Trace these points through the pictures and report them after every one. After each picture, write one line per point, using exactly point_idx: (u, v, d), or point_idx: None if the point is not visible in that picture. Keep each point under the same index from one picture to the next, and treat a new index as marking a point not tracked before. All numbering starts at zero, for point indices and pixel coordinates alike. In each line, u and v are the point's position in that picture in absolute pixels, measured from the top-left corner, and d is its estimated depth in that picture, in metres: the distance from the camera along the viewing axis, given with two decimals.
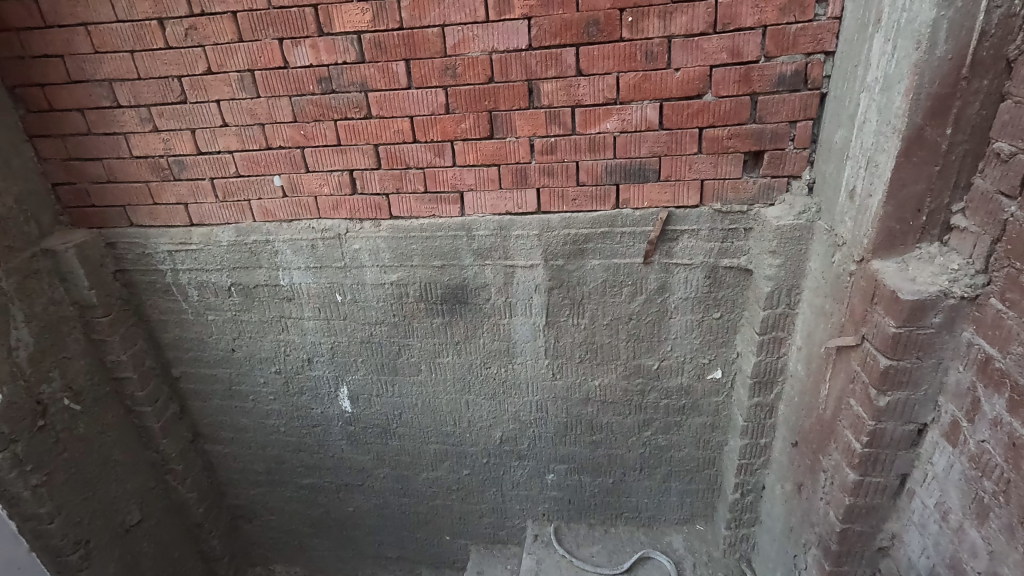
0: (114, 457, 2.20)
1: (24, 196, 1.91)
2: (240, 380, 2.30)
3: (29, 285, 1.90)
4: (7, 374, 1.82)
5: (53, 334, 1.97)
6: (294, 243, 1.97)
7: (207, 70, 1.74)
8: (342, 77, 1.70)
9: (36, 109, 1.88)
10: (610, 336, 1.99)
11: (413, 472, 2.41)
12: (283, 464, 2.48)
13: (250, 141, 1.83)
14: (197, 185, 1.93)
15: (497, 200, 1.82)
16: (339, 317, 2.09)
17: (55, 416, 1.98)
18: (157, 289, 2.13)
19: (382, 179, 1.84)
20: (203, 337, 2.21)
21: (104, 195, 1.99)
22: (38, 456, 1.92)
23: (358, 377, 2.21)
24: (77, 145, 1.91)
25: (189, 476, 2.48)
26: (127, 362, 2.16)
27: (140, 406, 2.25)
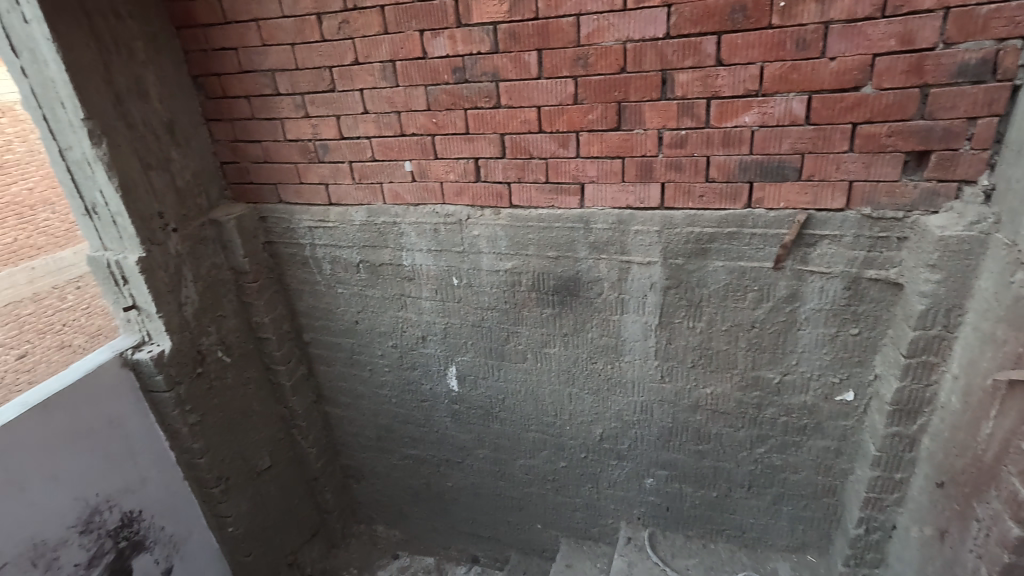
0: (252, 407, 2.48)
1: (200, 171, 2.19)
2: (361, 350, 2.47)
3: (198, 250, 2.18)
4: (178, 325, 2.12)
5: (213, 294, 2.25)
6: (419, 226, 2.07)
7: (355, 61, 1.87)
8: (476, 67, 1.75)
9: (213, 96, 2.14)
10: (727, 343, 1.88)
11: (510, 457, 2.46)
12: (392, 433, 2.65)
13: (386, 127, 1.95)
14: (337, 168, 2.09)
15: (619, 193, 1.79)
16: (454, 300, 2.18)
17: (211, 366, 2.26)
18: (297, 261, 2.35)
19: (505, 168, 1.88)
20: (332, 308, 2.41)
21: (260, 173, 2.22)
22: (195, 399, 2.21)
23: (467, 359, 2.29)
24: (242, 128, 2.15)
25: (311, 432, 2.73)
26: (268, 324, 2.41)
27: (276, 365, 2.51)
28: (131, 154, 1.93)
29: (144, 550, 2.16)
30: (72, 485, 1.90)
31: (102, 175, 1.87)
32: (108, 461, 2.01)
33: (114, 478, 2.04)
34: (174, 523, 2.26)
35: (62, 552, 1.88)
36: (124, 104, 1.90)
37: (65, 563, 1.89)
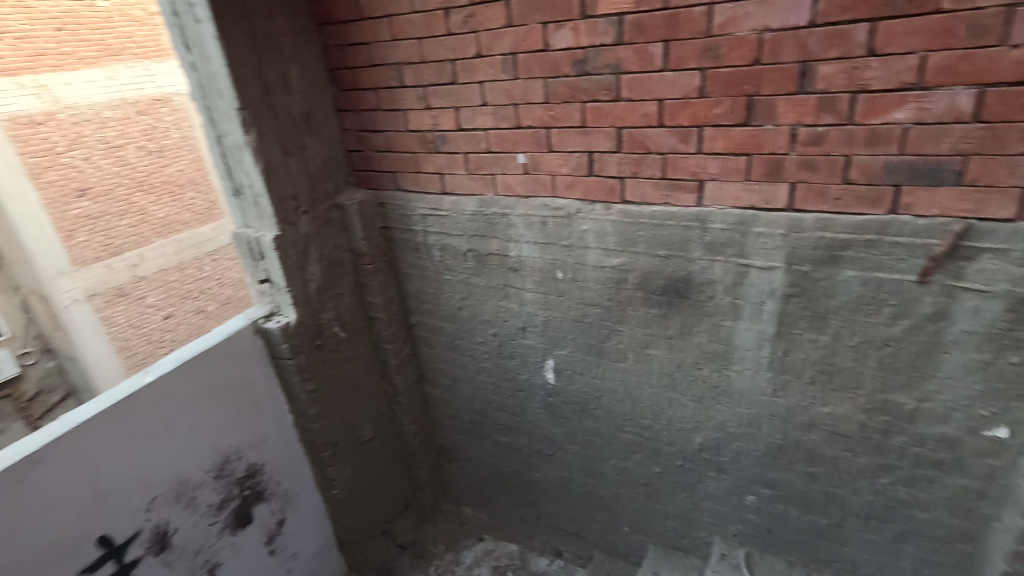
0: (360, 381, 2.65)
1: (330, 158, 2.36)
2: (462, 335, 2.55)
3: (324, 231, 2.36)
4: (303, 299, 2.30)
5: (334, 273, 2.43)
6: (528, 218, 2.09)
7: (477, 54, 1.91)
8: (597, 59, 1.73)
9: (345, 88, 2.29)
10: (854, 360, 1.72)
11: (602, 456, 2.44)
12: (486, 418, 2.72)
13: (503, 119, 1.98)
14: (453, 158, 2.15)
15: (742, 192, 1.68)
16: (557, 293, 2.17)
17: (328, 339, 2.45)
18: (409, 247, 2.46)
19: (621, 162, 1.84)
20: (438, 293, 2.50)
21: (381, 161, 2.35)
22: (313, 368, 2.40)
23: (565, 353, 2.29)
24: (369, 118, 2.29)
25: (411, 410, 2.87)
26: (380, 305, 2.56)
27: (384, 343, 2.67)
28: (273, 141, 2.12)
29: (265, 500, 2.39)
30: (211, 435, 2.14)
31: (249, 159, 2.07)
32: (240, 417, 2.24)
33: (244, 432, 2.27)
34: (289, 479, 2.48)
35: (200, 493, 2.13)
36: (271, 95, 2.09)
37: (201, 503, 2.14)
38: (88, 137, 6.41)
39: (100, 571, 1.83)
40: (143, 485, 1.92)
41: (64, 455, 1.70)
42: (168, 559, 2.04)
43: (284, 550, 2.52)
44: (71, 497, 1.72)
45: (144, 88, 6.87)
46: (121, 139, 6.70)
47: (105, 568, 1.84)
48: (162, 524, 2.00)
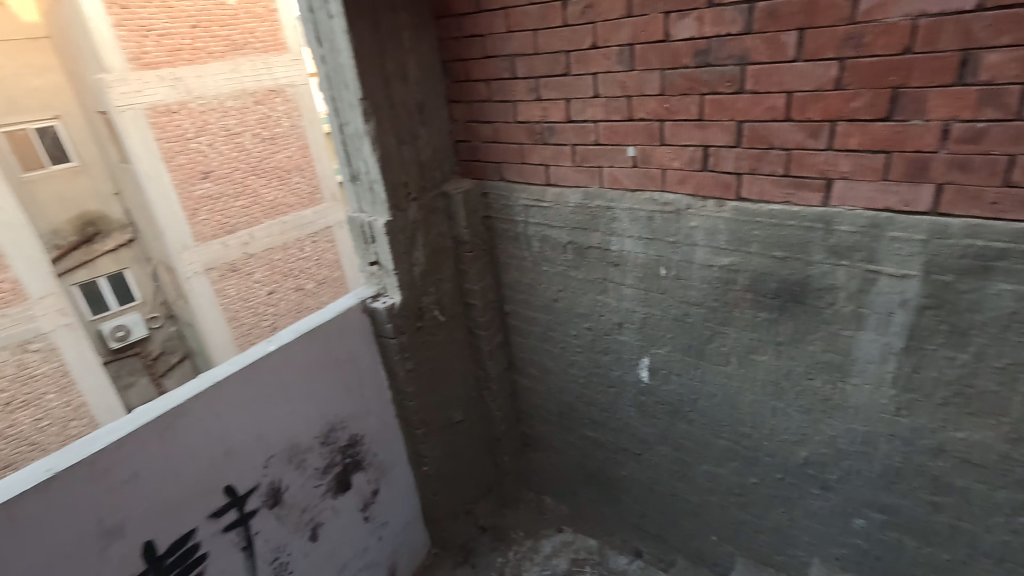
0: (454, 364, 2.74)
1: (439, 148, 2.44)
2: (556, 327, 2.56)
3: (430, 218, 2.45)
4: (407, 283, 2.42)
5: (437, 259, 2.53)
6: (634, 213, 2.05)
7: (593, 45, 1.90)
8: (722, 49, 1.66)
9: (457, 80, 2.35)
10: (999, 383, 1.55)
11: (693, 460, 2.37)
12: (574, 411, 2.72)
13: (614, 112, 1.95)
14: (559, 150, 2.15)
15: (876, 193, 1.56)
16: (659, 290, 2.13)
17: (428, 322, 2.56)
18: (509, 237, 2.49)
19: (739, 157, 1.76)
20: (534, 284, 2.53)
21: (488, 151, 2.39)
22: (413, 349, 2.52)
23: (663, 353, 2.24)
24: (479, 109, 2.34)
25: (500, 396, 2.93)
26: (477, 292, 2.64)
27: (479, 330, 2.74)
28: (390, 130, 2.22)
29: (363, 469, 2.56)
30: (321, 403, 2.31)
31: (367, 148, 2.20)
32: (346, 388, 2.40)
33: (349, 403, 2.43)
34: (383, 450, 2.64)
35: (309, 456, 2.30)
36: (390, 86, 2.19)
37: (310, 466, 2.31)
38: (212, 125, 7.03)
39: (224, 517, 2.02)
40: (263, 443, 2.11)
41: (201, 409, 1.89)
42: (279, 513, 2.23)
43: (377, 517, 2.68)
44: (204, 447, 1.92)
45: (262, 80, 7.40)
46: (240, 127, 7.30)
47: (228, 514, 2.03)
48: (276, 480, 2.19)
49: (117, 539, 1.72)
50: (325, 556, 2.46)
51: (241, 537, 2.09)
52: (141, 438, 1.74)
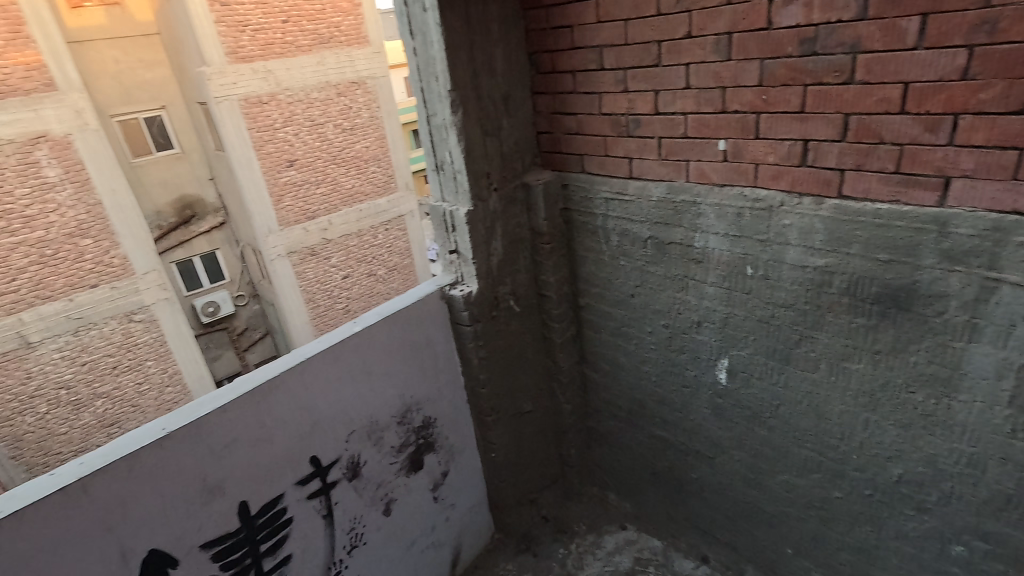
0: (525, 354, 2.79)
1: (521, 140, 2.46)
2: (630, 323, 2.52)
3: (509, 209, 2.49)
4: (484, 272, 2.48)
5: (514, 249, 2.56)
6: (720, 208, 1.98)
7: (687, 34, 1.84)
8: (830, 37, 1.56)
9: (543, 71, 2.36)
10: None
11: (771, 468, 2.28)
12: (645, 409, 2.68)
13: (706, 103, 1.89)
14: (645, 142, 2.11)
15: (1002, 194, 1.41)
16: (743, 290, 2.05)
17: (503, 311, 2.62)
18: (587, 230, 2.48)
19: (842, 153, 1.65)
20: (610, 278, 2.50)
21: (570, 143, 2.38)
22: (487, 337, 2.60)
23: (744, 355, 2.16)
24: (563, 101, 2.33)
25: (570, 389, 2.94)
26: (552, 284, 2.65)
27: (552, 322, 2.76)
28: (476, 121, 2.27)
29: (433, 450, 2.66)
30: (399, 385, 2.42)
31: (454, 138, 2.25)
32: (422, 371, 2.50)
33: (424, 386, 2.53)
34: (453, 433, 2.74)
35: (386, 434, 2.42)
36: (477, 78, 2.23)
37: (386, 443, 2.43)
38: (298, 116, 7.41)
39: (309, 485, 2.15)
40: (346, 418, 2.23)
41: (294, 382, 2.02)
42: (357, 486, 2.35)
43: (445, 497, 2.79)
44: (295, 418, 2.05)
45: (345, 72, 7.71)
46: (323, 118, 7.65)
47: (313, 483, 2.16)
48: (356, 454, 2.31)
49: (216, 496, 1.87)
50: (396, 531, 2.58)
51: (323, 506, 2.22)
52: (242, 405, 1.88)
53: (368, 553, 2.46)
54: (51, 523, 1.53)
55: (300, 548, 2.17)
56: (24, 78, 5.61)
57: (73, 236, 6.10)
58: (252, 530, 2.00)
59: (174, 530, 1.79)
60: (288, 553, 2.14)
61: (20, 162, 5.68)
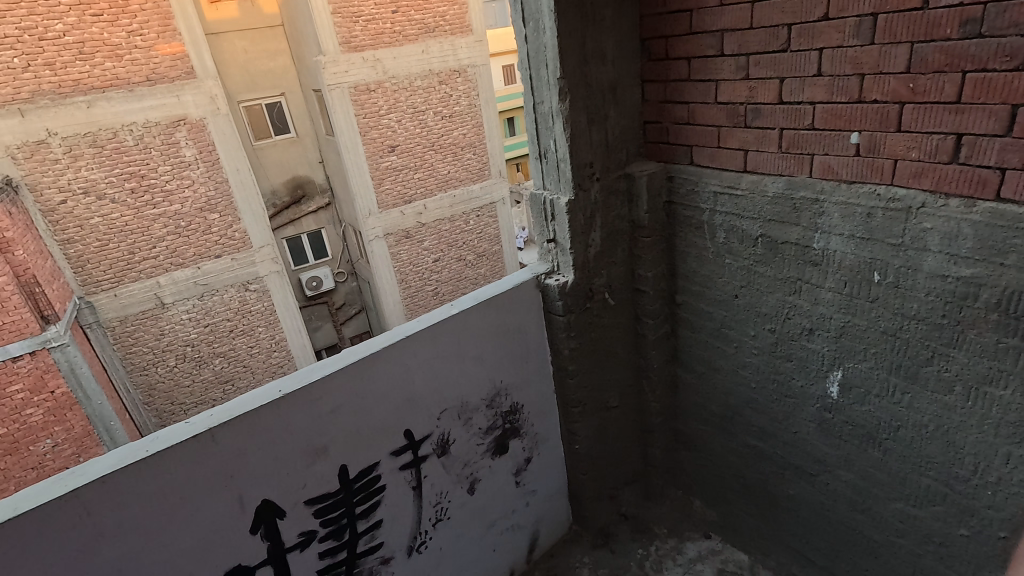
0: (615, 349, 2.75)
1: (627, 129, 2.39)
2: (732, 325, 2.40)
3: (610, 200, 2.44)
4: (581, 263, 2.46)
5: (611, 241, 2.52)
6: (847, 208, 1.81)
7: (824, 17, 1.69)
8: (1001, 17, 1.37)
9: (655, 58, 2.27)
10: None
11: (882, 494, 2.09)
12: (740, 416, 2.55)
13: (840, 92, 1.73)
14: (763, 134, 1.97)
15: None
16: (866, 298, 1.87)
17: (596, 303, 2.60)
18: (692, 225, 2.37)
19: (1005, 150, 1.45)
20: (713, 276, 2.38)
21: (679, 134, 2.28)
22: (578, 328, 2.59)
23: (861, 368, 1.98)
24: (674, 89, 2.23)
25: (658, 389, 2.86)
26: (649, 279, 2.58)
27: (646, 318, 2.69)
28: (583, 110, 2.24)
29: (518, 436, 2.71)
30: (490, 368, 2.48)
31: (559, 126, 2.24)
32: (512, 357, 2.55)
33: (513, 372, 2.58)
34: (537, 421, 2.78)
35: (475, 415, 2.49)
36: (587, 66, 2.19)
37: (474, 424, 2.50)
38: (402, 103, 7.71)
39: (402, 457, 2.26)
40: (439, 397, 2.32)
41: (394, 357, 2.12)
42: (445, 462, 2.44)
43: (526, 484, 2.84)
44: (393, 391, 2.16)
45: (447, 61, 7.90)
46: (425, 105, 7.91)
47: (405, 455, 2.27)
48: (446, 432, 2.39)
49: (321, 458, 2.02)
50: (478, 510, 2.65)
51: (413, 478, 2.33)
52: (347, 374, 2.01)
53: (451, 527, 2.55)
54: (184, 465, 1.72)
55: (390, 515, 2.29)
56: (170, 66, 6.27)
57: (203, 211, 6.78)
58: (349, 493, 2.13)
59: (283, 484, 1.95)
60: (380, 519, 2.26)
61: (163, 142, 6.38)
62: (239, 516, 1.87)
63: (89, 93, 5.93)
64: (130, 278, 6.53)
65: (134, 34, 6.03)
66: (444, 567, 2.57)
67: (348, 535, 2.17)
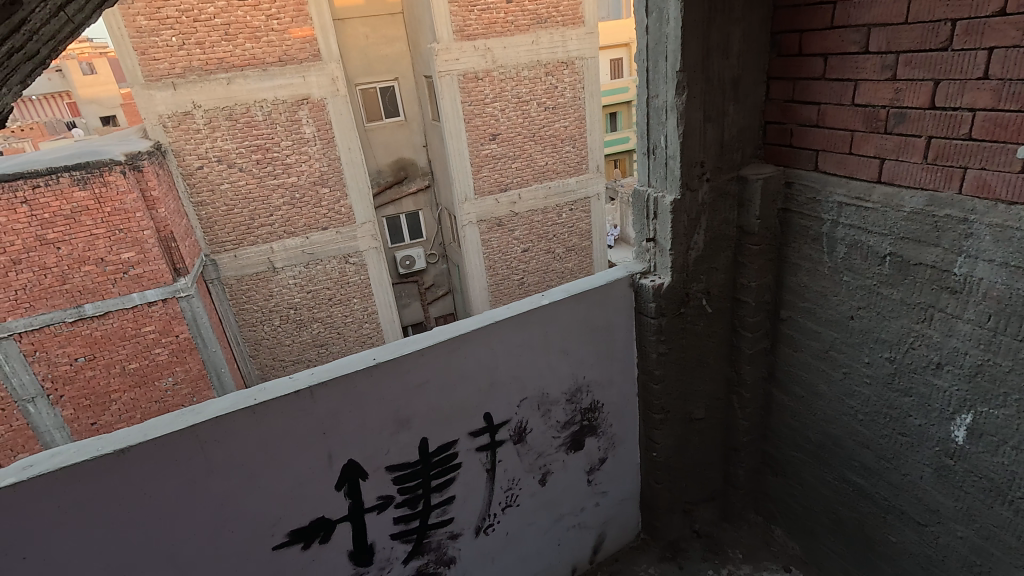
0: (706, 359, 2.64)
1: (745, 129, 2.26)
2: (843, 348, 2.20)
3: (718, 203, 2.33)
4: (680, 266, 2.38)
5: (716, 246, 2.40)
6: (1001, 231, 1.58)
7: (998, 12, 1.47)
8: None
9: (786, 54, 2.11)
10: None
11: (1008, 559, 1.84)
12: (840, 448, 2.35)
13: (1009, 99, 1.50)
14: (906, 142, 1.77)
15: None
16: (1014, 336, 1.64)
17: (691, 308, 2.50)
18: (808, 235, 2.20)
19: None
20: (827, 294, 2.20)
21: (805, 137, 2.11)
22: (669, 333, 2.51)
23: (996, 415, 1.75)
24: (804, 88, 2.06)
25: (749, 406, 2.70)
26: (753, 289, 2.43)
27: (744, 331, 2.55)
28: (699, 106, 2.14)
29: (595, 435, 2.68)
30: (575, 363, 2.47)
31: (672, 122, 2.16)
32: (596, 355, 2.52)
33: (596, 370, 2.55)
34: (615, 421, 2.73)
35: (554, 408, 2.48)
36: (709, 59, 2.09)
37: (552, 417, 2.50)
38: (507, 92, 7.80)
39: (479, 438, 2.31)
40: (520, 386, 2.33)
41: (482, 341, 2.16)
42: (520, 450, 2.46)
43: (598, 484, 2.80)
44: (477, 374, 2.20)
45: (556, 52, 7.86)
46: (529, 96, 7.94)
47: (483, 437, 2.32)
48: (525, 421, 2.41)
49: (404, 429, 2.10)
50: (547, 502, 2.66)
51: (488, 460, 2.37)
52: (436, 352, 2.07)
53: (519, 515, 2.58)
54: (284, 417, 1.85)
55: (462, 493, 2.35)
56: (301, 49, 6.75)
57: (316, 185, 7.27)
58: (426, 466, 2.21)
59: (368, 448, 2.05)
60: (452, 495, 2.33)
61: (288, 119, 6.89)
62: (325, 472, 1.99)
63: (230, 71, 6.54)
64: (248, 242, 7.15)
65: (272, 18, 6.56)
66: (509, 552, 2.61)
67: (422, 505, 2.26)
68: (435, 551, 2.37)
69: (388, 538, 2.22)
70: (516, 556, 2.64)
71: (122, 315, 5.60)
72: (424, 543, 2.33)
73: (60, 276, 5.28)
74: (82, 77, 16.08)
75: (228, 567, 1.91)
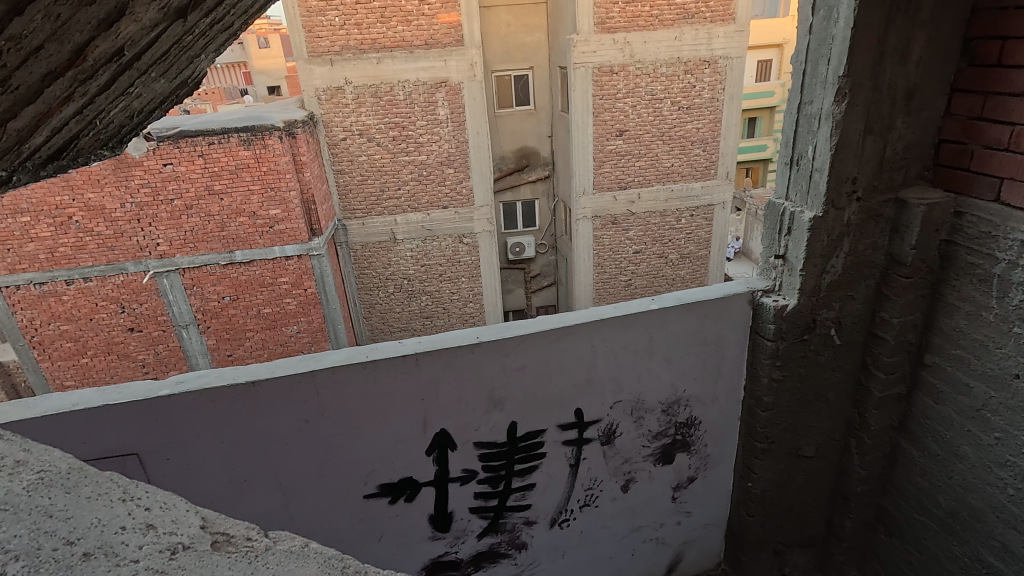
0: (826, 395, 2.40)
1: (912, 146, 2.01)
2: (999, 410, 1.90)
3: (867, 226, 2.10)
4: (810, 289, 2.18)
5: (856, 272, 2.18)
6: None
7: None
8: None
9: (979, 64, 1.82)
10: None
11: None
12: (977, 522, 2.04)
13: None
14: None
15: None
16: None
17: (816, 337, 2.28)
18: (974, 274, 1.92)
19: None
20: (988, 345, 1.90)
21: (988, 161, 1.81)
22: (787, 359, 2.32)
23: None
24: (996, 104, 1.76)
25: (870, 454, 2.42)
26: (894, 327, 2.16)
27: (876, 369, 2.28)
28: (861, 116, 1.93)
29: (687, 451, 2.57)
30: (677, 374, 2.37)
31: (825, 132, 1.98)
32: (701, 368, 2.40)
33: (698, 386, 2.44)
34: (710, 441, 2.60)
35: (647, 416, 2.41)
36: (881, 64, 1.88)
37: (644, 425, 2.43)
38: (641, 88, 7.60)
39: (568, 432, 2.31)
40: (615, 387, 2.28)
41: (581, 335, 2.14)
42: (607, 451, 2.42)
43: (682, 502, 2.69)
44: (571, 368, 2.18)
45: (699, 50, 7.48)
46: (664, 94, 7.67)
47: (571, 432, 2.31)
48: (616, 423, 2.37)
49: (497, 409, 2.15)
50: (628, 509, 2.60)
51: (573, 455, 2.36)
52: (536, 339, 2.08)
53: (596, 515, 2.55)
54: (388, 377, 1.97)
55: (543, 483, 2.37)
56: (446, 34, 7.05)
57: (442, 164, 7.60)
58: (512, 449, 2.24)
59: (460, 421, 2.12)
60: (533, 483, 2.35)
61: (426, 100, 7.25)
62: (419, 436, 2.10)
63: (380, 52, 7.00)
64: (376, 212, 7.66)
65: (424, 4, 6.91)
66: (581, 550, 2.59)
67: (503, 486, 2.31)
68: (509, 533, 2.42)
69: (467, 511, 2.30)
70: (587, 556, 2.62)
71: (264, 265, 6.29)
72: (500, 523, 2.38)
73: (220, 223, 6.01)
74: (257, 50, 18.14)
75: (323, 505, 2.10)
